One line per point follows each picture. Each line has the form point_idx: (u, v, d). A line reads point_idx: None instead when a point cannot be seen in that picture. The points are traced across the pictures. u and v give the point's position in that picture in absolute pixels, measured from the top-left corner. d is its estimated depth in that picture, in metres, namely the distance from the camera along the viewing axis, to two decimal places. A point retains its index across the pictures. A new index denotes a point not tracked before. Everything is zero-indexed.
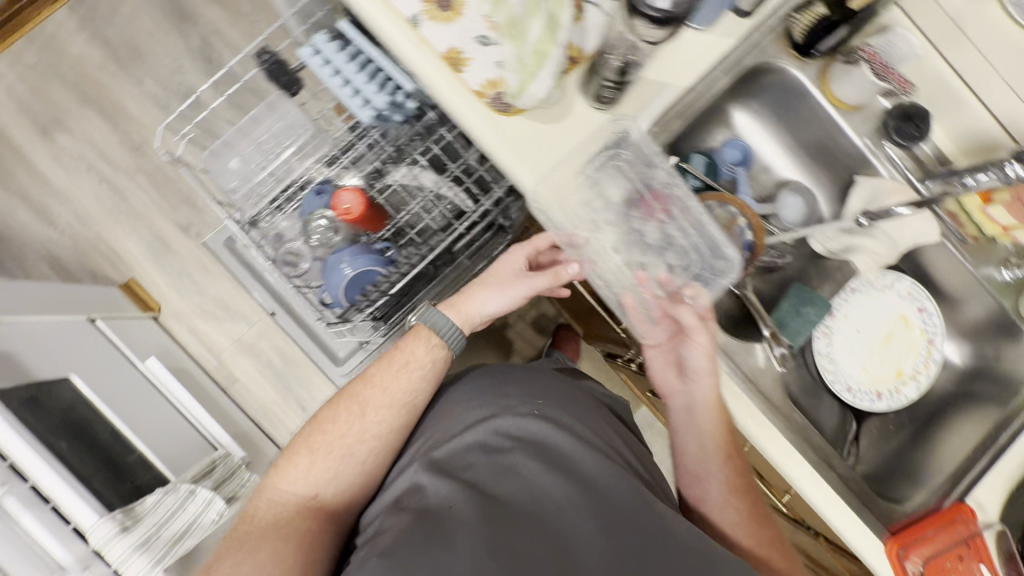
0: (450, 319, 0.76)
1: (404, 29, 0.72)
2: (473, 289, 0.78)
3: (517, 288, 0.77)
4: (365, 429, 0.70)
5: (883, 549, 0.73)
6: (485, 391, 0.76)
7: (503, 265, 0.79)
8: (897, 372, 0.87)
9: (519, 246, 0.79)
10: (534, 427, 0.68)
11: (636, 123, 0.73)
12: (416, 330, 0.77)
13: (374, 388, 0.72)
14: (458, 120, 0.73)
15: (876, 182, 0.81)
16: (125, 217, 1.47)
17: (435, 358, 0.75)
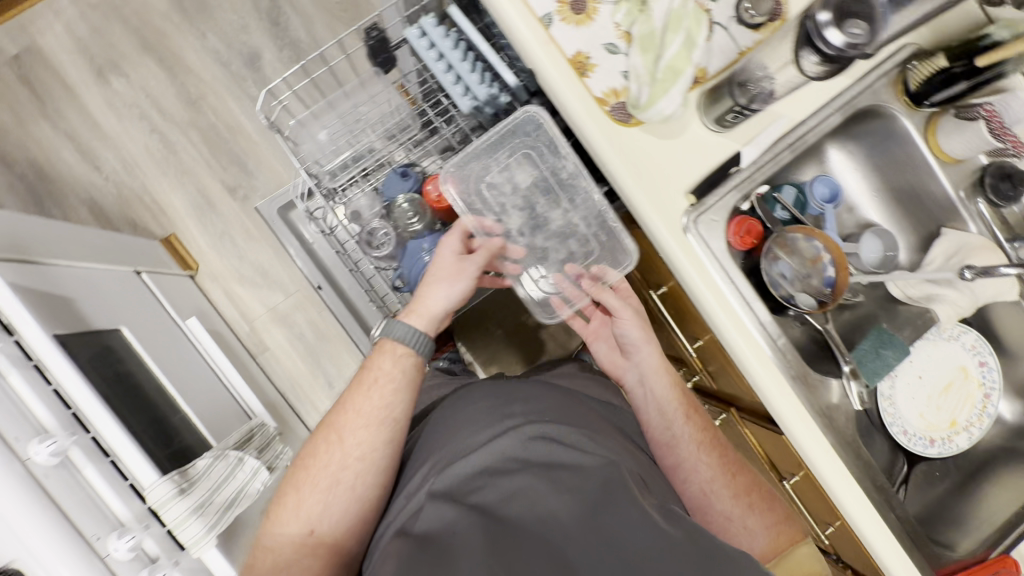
0: (411, 325, 0.77)
1: (534, 27, 0.72)
2: (424, 290, 0.79)
3: (466, 277, 0.79)
4: (346, 456, 0.71)
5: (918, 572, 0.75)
6: (492, 409, 0.76)
7: (442, 260, 0.80)
8: (951, 421, 0.89)
9: (448, 235, 0.81)
10: (541, 448, 0.68)
11: (746, 151, 0.74)
12: (382, 344, 0.78)
13: (349, 414, 0.73)
14: (576, 125, 0.73)
15: (964, 236, 0.82)
16: (172, 170, 1.45)
17: (402, 364, 0.76)
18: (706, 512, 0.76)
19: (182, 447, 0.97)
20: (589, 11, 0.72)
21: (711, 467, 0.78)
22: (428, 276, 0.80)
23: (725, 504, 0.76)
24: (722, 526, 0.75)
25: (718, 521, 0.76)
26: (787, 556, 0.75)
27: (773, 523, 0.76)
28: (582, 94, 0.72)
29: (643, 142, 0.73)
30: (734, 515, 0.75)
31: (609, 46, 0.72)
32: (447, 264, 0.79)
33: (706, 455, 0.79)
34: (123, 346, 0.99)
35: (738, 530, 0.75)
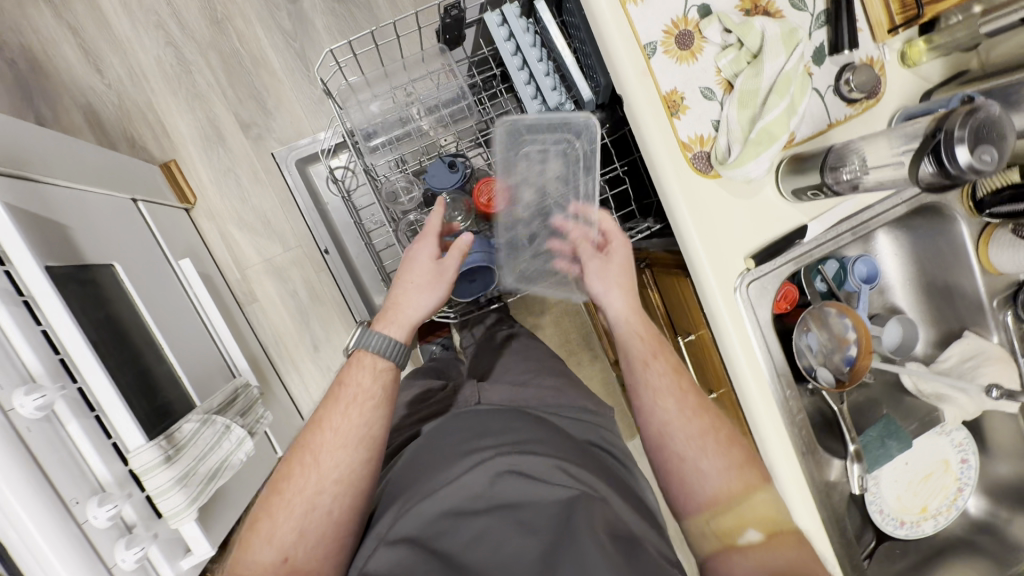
0: (384, 334, 0.71)
1: (636, 54, 0.67)
2: (401, 297, 0.73)
3: (446, 277, 0.73)
4: (325, 478, 0.65)
5: None
6: (464, 437, 0.72)
7: (417, 264, 0.73)
8: (922, 507, 0.93)
9: (421, 237, 0.74)
10: (508, 486, 0.65)
11: (812, 225, 0.73)
12: (358, 356, 0.71)
13: (326, 433, 0.67)
14: (654, 164, 0.70)
15: (985, 343, 0.85)
16: (184, 92, 1.34)
17: (381, 379, 0.70)
18: (665, 456, 0.71)
19: (164, 403, 0.91)
20: (694, 49, 0.67)
21: (670, 408, 0.72)
22: (404, 283, 0.73)
23: (680, 443, 0.70)
24: (677, 471, 0.70)
25: (672, 464, 0.70)
26: (739, 503, 0.67)
27: (729, 466, 0.69)
28: (668, 135, 0.69)
29: (716, 196, 0.71)
30: (688, 455, 0.70)
31: (706, 91, 0.68)
32: (424, 269, 0.73)
33: (666, 397, 0.73)
34: (114, 283, 0.92)
35: (689, 471, 0.69)
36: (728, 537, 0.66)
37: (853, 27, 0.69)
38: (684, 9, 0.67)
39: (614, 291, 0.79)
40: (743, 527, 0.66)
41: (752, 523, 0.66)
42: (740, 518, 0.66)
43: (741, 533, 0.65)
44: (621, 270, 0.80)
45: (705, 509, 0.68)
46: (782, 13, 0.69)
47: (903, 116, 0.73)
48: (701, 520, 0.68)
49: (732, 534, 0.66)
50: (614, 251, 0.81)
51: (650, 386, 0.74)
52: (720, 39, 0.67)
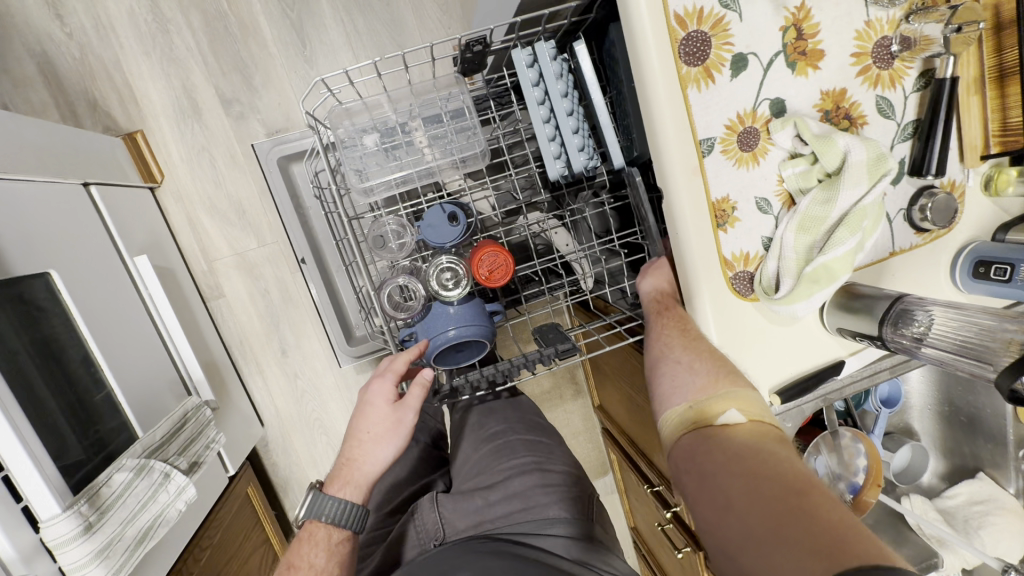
0: (339, 499, 0.60)
1: (689, 151, 0.56)
2: (357, 451, 0.62)
3: (405, 421, 0.61)
4: None
5: None
6: None
7: (373, 414, 0.62)
8: None
9: (374, 382, 0.62)
10: None
11: (847, 363, 0.64)
12: (309, 530, 0.60)
13: None
14: (687, 279, 0.60)
15: (998, 492, 0.79)
16: (158, 55, 1.17)
17: (337, 555, 0.59)
18: (657, 370, 0.58)
19: (99, 436, 0.81)
20: (758, 151, 0.57)
21: (673, 332, 0.60)
22: (357, 436, 0.62)
23: (675, 354, 0.57)
24: (667, 382, 0.56)
25: (663, 367, 0.57)
26: (722, 392, 0.51)
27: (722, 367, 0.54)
28: (711, 248, 0.58)
29: (753, 324, 0.61)
30: (681, 358, 0.56)
31: (762, 202, 0.58)
32: (381, 417, 0.61)
33: (668, 326, 0.61)
34: (48, 296, 0.80)
35: (675, 371, 0.56)
36: (704, 419, 0.50)
37: (944, 149, 0.58)
38: (753, 102, 0.56)
39: (647, 274, 0.68)
40: (723, 404, 0.50)
41: (735, 403, 0.50)
42: (719, 400, 0.51)
43: (720, 409, 0.50)
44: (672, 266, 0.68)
45: (688, 399, 0.53)
46: (864, 120, 0.58)
47: (973, 256, 0.62)
48: (681, 409, 0.53)
49: (709, 416, 0.50)
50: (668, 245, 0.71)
51: (659, 320, 0.63)
52: (789, 144, 0.56)
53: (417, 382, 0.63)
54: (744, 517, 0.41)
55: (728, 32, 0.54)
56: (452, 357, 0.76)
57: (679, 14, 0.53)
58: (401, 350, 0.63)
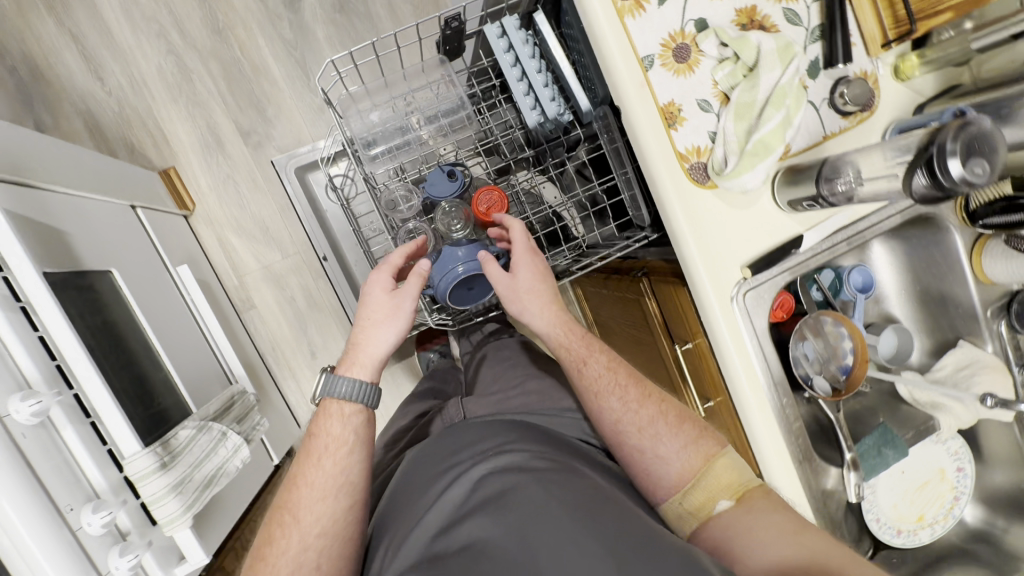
0: (352, 379, 0.72)
1: (633, 65, 0.68)
2: (362, 335, 0.75)
3: (403, 308, 0.75)
4: (305, 536, 0.65)
5: None
6: (449, 450, 0.77)
7: (374, 300, 0.75)
8: (919, 515, 0.94)
9: (372, 274, 0.76)
10: (494, 484, 0.67)
11: (805, 235, 0.74)
12: (326, 406, 0.73)
13: (302, 489, 0.68)
14: (650, 174, 0.71)
15: (980, 353, 0.85)
16: (184, 100, 1.35)
17: (351, 424, 0.72)
18: (627, 456, 0.74)
19: (161, 408, 0.91)
20: (691, 62, 0.69)
21: (615, 404, 0.75)
22: (362, 320, 0.75)
23: (634, 438, 0.73)
24: (636, 459, 0.73)
25: (633, 457, 0.73)
26: (701, 476, 0.70)
27: (686, 444, 0.73)
28: (666, 145, 0.69)
29: (716, 208, 0.71)
30: (647, 448, 0.73)
31: (703, 102, 0.69)
32: (380, 304, 0.75)
33: (608, 395, 0.75)
34: (112, 290, 0.93)
35: (651, 460, 0.72)
36: (704, 510, 0.69)
37: (847, 42, 0.70)
38: (681, 23, 0.69)
39: (533, 309, 0.80)
40: (714, 498, 0.69)
41: (722, 491, 0.69)
42: (706, 490, 0.69)
43: (712, 503, 0.69)
44: (536, 281, 0.80)
45: (675, 492, 0.71)
46: (776, 28, 0.71)
47: (896, 130, 0.73)
48: (673, 501, 0.71)
49: (706, 506, 0.69)
50: (518, 265, 0.81)
51: (583, 379, 0.77)
52: (716, 53, 0.69)
53: (411, 275, 0.77)
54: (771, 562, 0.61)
55: None
56: (464, 296, 0.86)
57: None
58: (392, 248, 0.79)
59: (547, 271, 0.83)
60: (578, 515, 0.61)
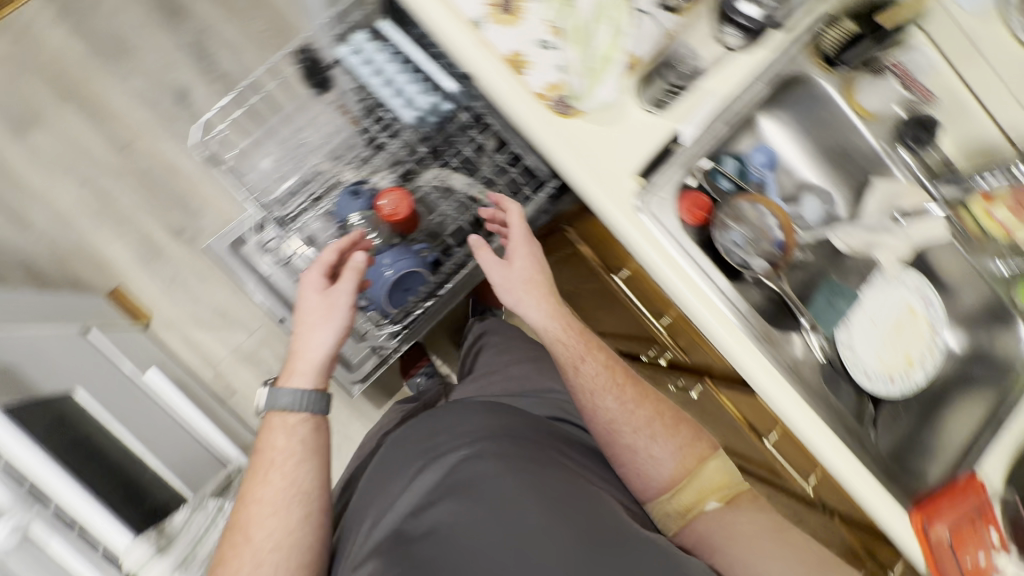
0: (295, 390, 0.74)
1: (466, 31, 0.73)
2: (301, 341, 0.76)
3: (340, 307, 0.76)
4: (259, 552, 0.67)
5: (837, 440, 0.80)
6: (418, 438, 0.78)
7: (309, 302, 0.76)
8: (906, 358, 0.94)
9: (305, 274, 0.77)
10: (469, 468, 0.69)
11: (682, 129, 0.77)
12: (270, 419, 0.75)
13: (252, 506, 0.70)
14: (518, 122, 0.74)
15: (894, 185, 0.90)
16: (111, 220, 1.40)
17: (296, 434, 0.74)
18: (619, 457, 0.78)
19: (153, 503, 0.97)
20: (517, 11, 0.73)
21: (613, 403, 0.78)
22: (300, 325, 0.76)
23: (629, 437, 0.77)
24: (629, 458, 0.77)
25: (626, 455, 0.77)
26: (693, 476, 0.76)
27: (679, 448, 0.77)
28: (522, 90, 0.73)
29: (588, 131, 0.75)
30: (640, 442, 0.77)
31: (542, 42, 0.73)
32: (316, 304, 0.76)
33: (604, 395, 0.78)
34: (75, 410, 0.95)
35: (645, 456, 0.77)
36: (694, 508, 0.75)
37: None
38: None
39: (530, 305, 0.80)
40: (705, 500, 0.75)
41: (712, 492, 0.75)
42: (696, 491, 0.75)
43: (702, 502, 0.74)
44: (532, 268, 0.82)
45: (664, 491, 0.76)
46: None
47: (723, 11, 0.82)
48: (664, 499, 0.76)
49: (694, 506, 0.75)
50: (514, 253, 0.83)
51: (575, 381, 0.79)
52: None
53: (344, 272, 0.77)
54: (770, 558, 0.68)
55: None
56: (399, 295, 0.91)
57: None
58: (326, 245, 0.80)
59: (543, 262, 0.84)
60: (558, 505, 0.66)
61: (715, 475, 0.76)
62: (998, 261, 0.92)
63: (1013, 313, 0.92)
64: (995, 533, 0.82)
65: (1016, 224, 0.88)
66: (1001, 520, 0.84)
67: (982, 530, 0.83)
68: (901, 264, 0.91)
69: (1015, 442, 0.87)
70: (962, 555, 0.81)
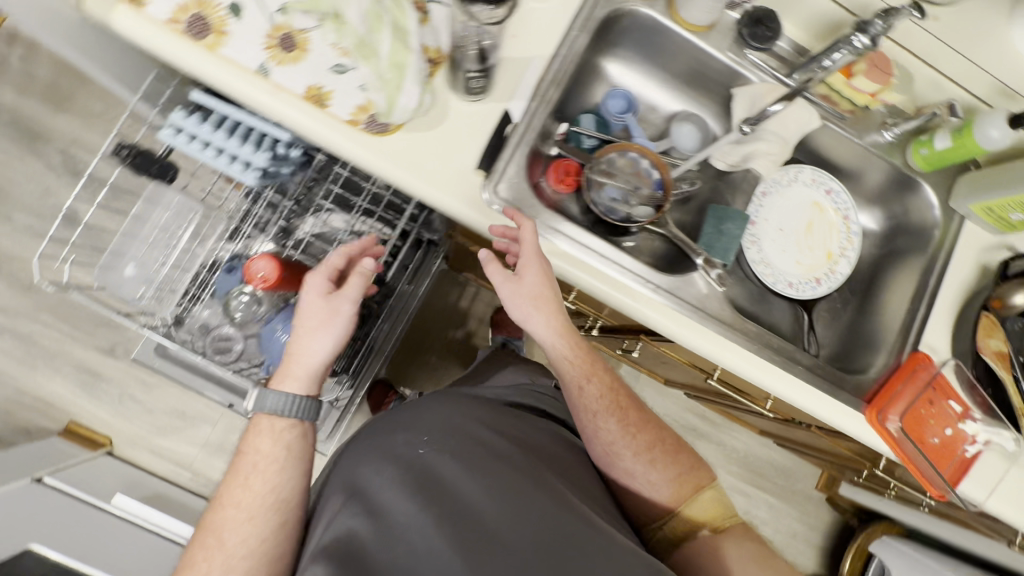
0: (291, 394, 0.70)
1: (256, 81, 0.69)
2: (298, 343, 0.71)
3: (343, 316, 0.71)
4: (229, 558, 0.63)
5: (765, 364, 0.78)
6: (389, 438, 0.75)
7: (311, 304, 0.72)
8: (826, 254, 0.92)
9: (309, 277, 0.73)
10: (438, 467, 0.68)
11: (510, 106, 0.74)
12: (257, 421, 0.71)
13: (228, 510, 0.66)
14: (339, 153, 0.72)
15: (752, 89, 0.83)
16: (42, 361, 1.38)
17: (282, 441, 0.70)
18: (615, 475, 0.77)
19: None
20: (301, 44, 0.68)
21: (615, 427, 0.76)
22: (298, 326, 0.71)
23: (628, 462, 0.76)
24: (626, 483, 0.76)
25: (623, 478, 0.76)
26: (689, 503, 0.74)
27: (676, 476, 0.75)
28: (332, 122, 0.70)
29: (412, 143, 0.72)
30: (639, 467, 0.75)
31: (337, 68, 0.68)
32: (319, 307, 0.71)
33: (608, 418, 0.76)
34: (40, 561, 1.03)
35: (643, 479, 0.75)
36: (688, 532, 0.73)
37: None
38: (270, 20, 0.67)
39: (538, 313, 0.73)
40: (696, 527, 0.73)
41: (703, 522, 0.73)
42: (690, 518, 0.73)
43: (695, 530, 0.72)
44: (542, 284, 0.72)
45: (661, 517, 0.75)
46: None
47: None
48: (656, 524, 0.75)
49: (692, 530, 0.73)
50: (526, 268, 0.71)
51: (574, 398, 0.78)
52: (314, 21, 0.67)
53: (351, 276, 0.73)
54: None
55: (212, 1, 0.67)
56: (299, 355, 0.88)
57: (172, 15, 0.67)
58: (331, 254, 0.75)
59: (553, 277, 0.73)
60: (520, 502, 0.64)
61: (709, 505, 0.74)
62: (885, 131, 0.86)
63: (915, 177, 0.88)
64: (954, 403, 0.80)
65: (879, 88, 0.80)
66: (959, 388, 0.82)
67: (940, 402, 0.81)
68: (784, 164, 0.90)
69: (949, 304, 0.84)
70: (928, 438, 0.80)
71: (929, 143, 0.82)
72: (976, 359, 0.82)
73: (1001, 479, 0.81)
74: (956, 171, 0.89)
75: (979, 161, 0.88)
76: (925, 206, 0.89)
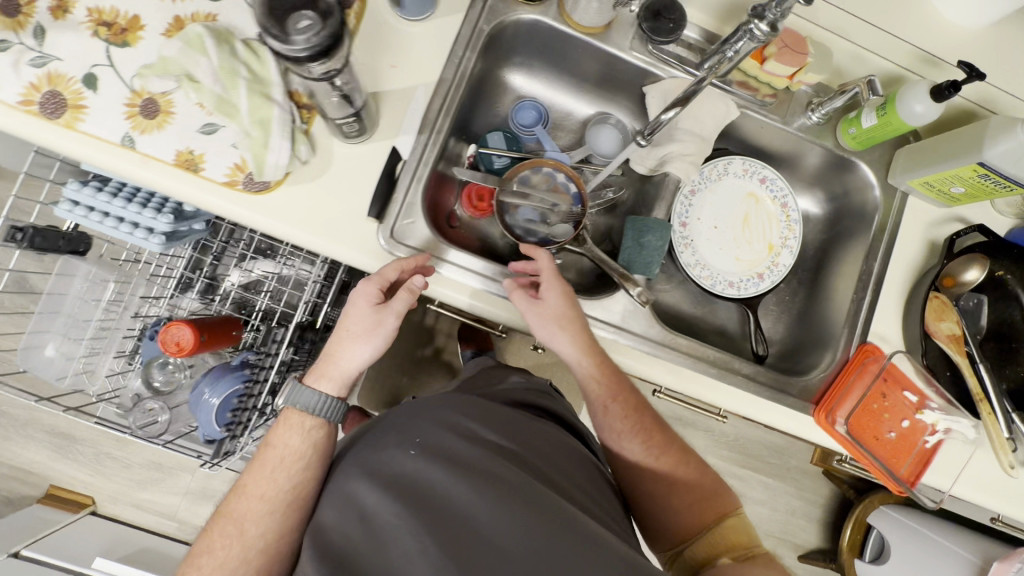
0: (325, 395, 0.68)
1: (121, 153, 0.64)
2: (337, 346, 0.68)
3: (385, 330, 0.67)
4: (245, 549, 0.62)
5: (701, 378, 0.75)
6: (387, 429, 0.65)
7: (356, 312, 0.67)
8: (767, 246, 0.86)
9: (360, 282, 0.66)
10: (426, 471, 0.57)
11: (398, 141, 0.70)
12: (286, 416, 0.68)
13: (251, 499, 0.64)
14: (224, 216, 0.67)
15: (661, 86, 0.78)
16: (14, 431, 1.38)
17: (312, 439, 0.67)
18: (635, 488, 0.71)
19: None
20: (163, 109, 0.63)
21: (638, 449, 0.72)
22: (340, 330, 0.68)
23: (648, 484, 0.70)
24: (648, 502, 0.70)
25: (642, 497, 0.70)
26: (713, 527, 0.66)
27: (697, 499, 0.69)
28: (210, 186, 0.65)
29: (299, 196, 0.68)
30: (660, 485, 0.70)
31: (206, 128, 0.64)
32: (363, 316, 0.67)
33: (631, 438, 0.72)
34: None
35: (663, 499, 0.69)
36: (710, 553, 0.65)
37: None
38: (128, 86, 0.63)
39: (562, 331, 0.69)
40: (717, 552, 0.65)
41: (725, 549, 0.64)
42: (714, 542, 0.65)
43: (714, 556, 0.64)
44: (566, 306, 0.70)
45: (679, 539, 0.67)
46: (211, 15, 0.66)
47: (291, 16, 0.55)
48: (672, 546, 0.68)
49: (716, 552, 0.65)
50: (547, 288, 0.70)
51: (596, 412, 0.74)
52: (172, 83, 0.64)
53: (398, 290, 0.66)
54: None
55: (61, 75, 0.62)
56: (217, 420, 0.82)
57: (19, 97, 0.61)
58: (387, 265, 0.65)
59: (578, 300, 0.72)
60: (518, 509, 0.52)
61: (734, 534, 0.66)
62: (811, 112, 0.80)
63: (850, 156, 0.83)
64: (908, 394, 0.76)
65: (796, 71, 0.74)
66: (913, 376, 0.77)
67: (891, 393, 0.77)
68: (709, 159, 0.85)
69: (896, 289, 0.80)
70: (883, 433, 0.76)
71: (857, 121, 0.77)
72: (928, 344, 0.77)
73: (966, 464, 0.76)
74: (894, 144, 0.83)
75: (919, 132, 0.82)
76: (865, 185, 0.84)
